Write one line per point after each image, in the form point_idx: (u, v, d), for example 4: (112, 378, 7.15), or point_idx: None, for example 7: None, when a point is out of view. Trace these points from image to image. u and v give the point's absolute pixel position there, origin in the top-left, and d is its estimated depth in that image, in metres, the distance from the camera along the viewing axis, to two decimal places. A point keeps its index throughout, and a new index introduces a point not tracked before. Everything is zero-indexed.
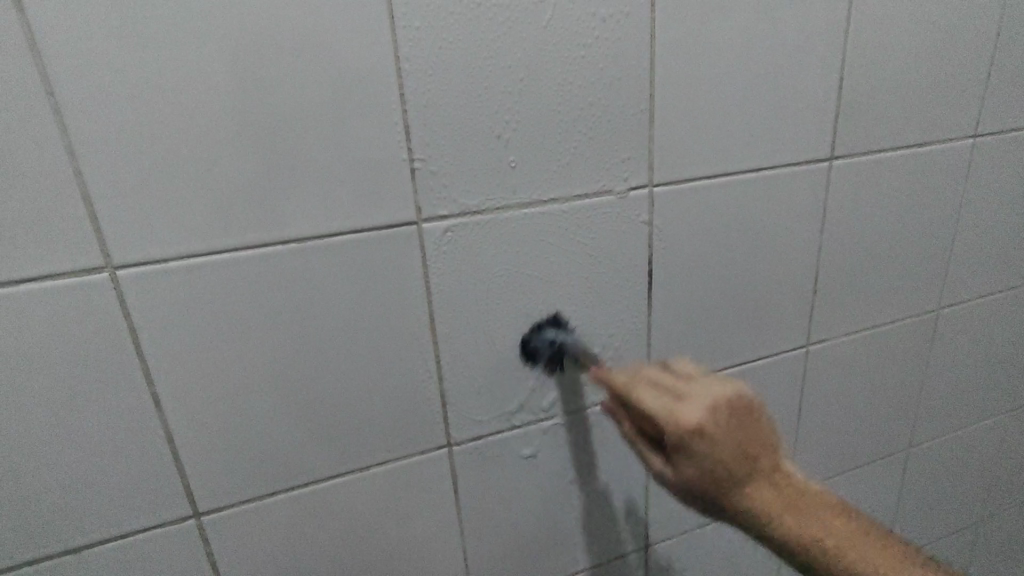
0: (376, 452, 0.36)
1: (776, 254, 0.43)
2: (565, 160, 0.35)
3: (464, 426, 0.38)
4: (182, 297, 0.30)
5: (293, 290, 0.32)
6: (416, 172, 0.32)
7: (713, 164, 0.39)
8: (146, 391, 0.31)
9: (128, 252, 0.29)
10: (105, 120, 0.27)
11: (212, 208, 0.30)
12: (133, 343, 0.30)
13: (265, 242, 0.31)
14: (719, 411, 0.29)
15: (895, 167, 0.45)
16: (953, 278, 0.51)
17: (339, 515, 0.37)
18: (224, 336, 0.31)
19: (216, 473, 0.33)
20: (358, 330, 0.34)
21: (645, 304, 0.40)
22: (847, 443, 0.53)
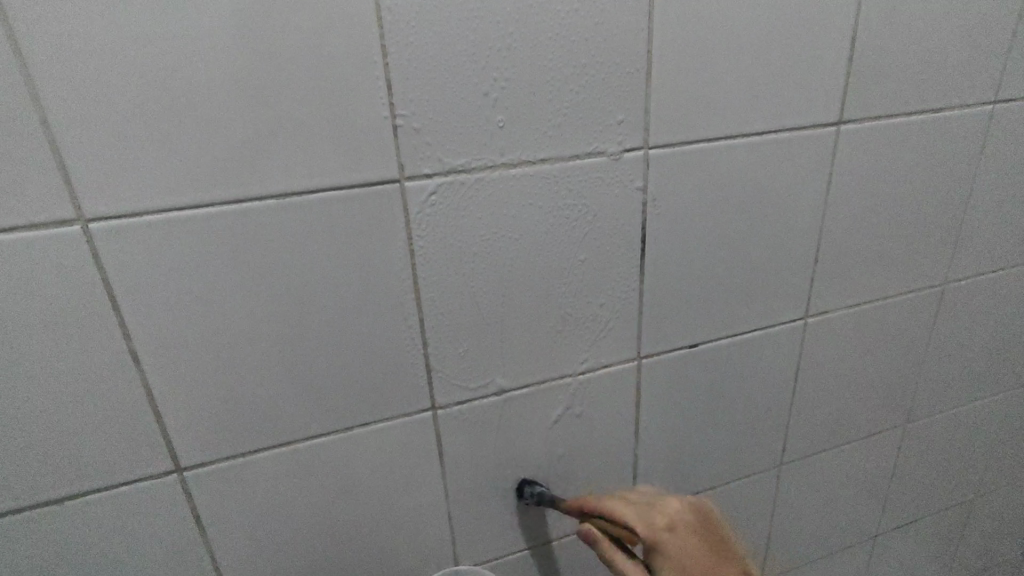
0: (359, 413, 0.36)
1: (777, 223, 0.42)
2: (557, 120, 0.34)
3: (450, 390, 0.38)
4: (158, 253, 0.30)
5: (273, 249, 0.31)
6: (399, 129, 0.31)
7: (713, 128, 0.37)
8: (127, 350, 0.31)
9: (102, 205, 0.28)
10: (72, 66, 0.26)
11: (187, 161, 0.29)
12: (109, 298, 0.30)
13: (241, 197, 0.30)
14: (683, 511, 0.36)
15: (908, 134, 0.43)
16: (963, 251, 0.49)
17: (324, 476, 0.37)
18: (204, 295, 0.31)
19: (199, 432, 0.33)
20: (340, 291, 0.33)
21: (638, 272, 0.39)
22: (844, 417, 0.52)
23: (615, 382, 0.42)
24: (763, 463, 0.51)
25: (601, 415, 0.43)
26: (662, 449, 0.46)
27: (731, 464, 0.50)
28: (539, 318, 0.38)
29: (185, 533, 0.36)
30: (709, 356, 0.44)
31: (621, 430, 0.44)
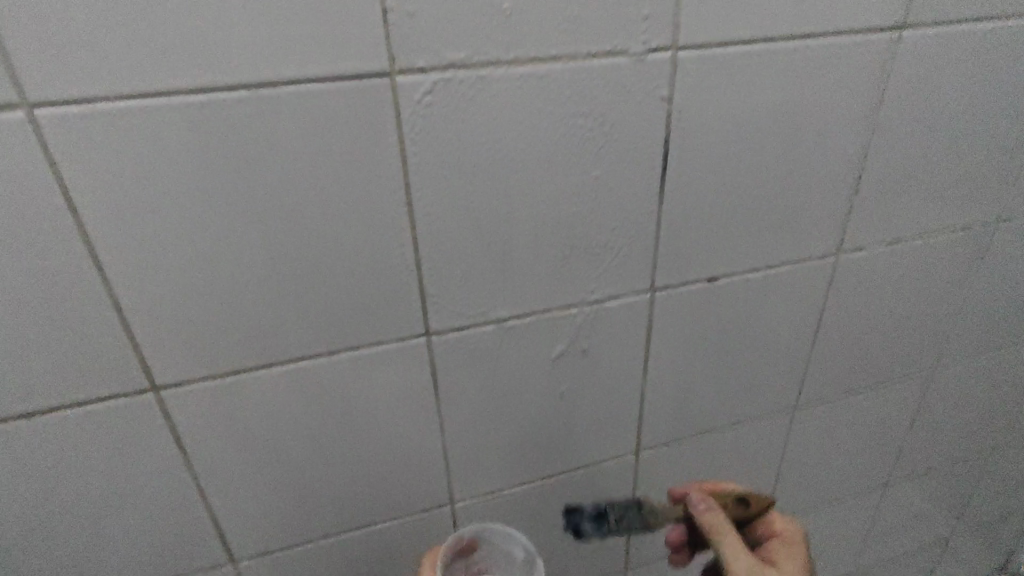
0: (343, 324, 0.37)
1: (811, 140, 0.40)
2: (581, 4, 0.32)
3: (453, 306, 0.38)
4: (109, 143, 0.29)
5: (245, 146, 0.31)
6: (394, 17, 0.30)
7: (747, 29, 0.35)
8: (143, 243, 0.32)
9: (38, 88, 0.27)
10: None
11: (135, 40, 0.27)
12: (58, 183, 0.29)
13: (202, 85, 0.29)
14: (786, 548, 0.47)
15: (948, 48, 0.40)
16: (988, 183, 0.47)
17: (324, 379, 0.38)
18: (213, 196, 0.31)
19: (213, 329, 0.35)
20: (347, 201, 0.33)
21: (657, 186, 0.38)
22: (846, 353, 0.52)
23: (606, 310, 0.42)
24: (756, 398, 0.51)
25: (592, 345, 0.43)
26: (653, 382, 0.47)
27: (729, 396, 0.50)
28: (536, 236, 0.37)
29: (201, 427, 0.38)
30: (719, 290, 0.44)
31: (611, 361, 0.44)
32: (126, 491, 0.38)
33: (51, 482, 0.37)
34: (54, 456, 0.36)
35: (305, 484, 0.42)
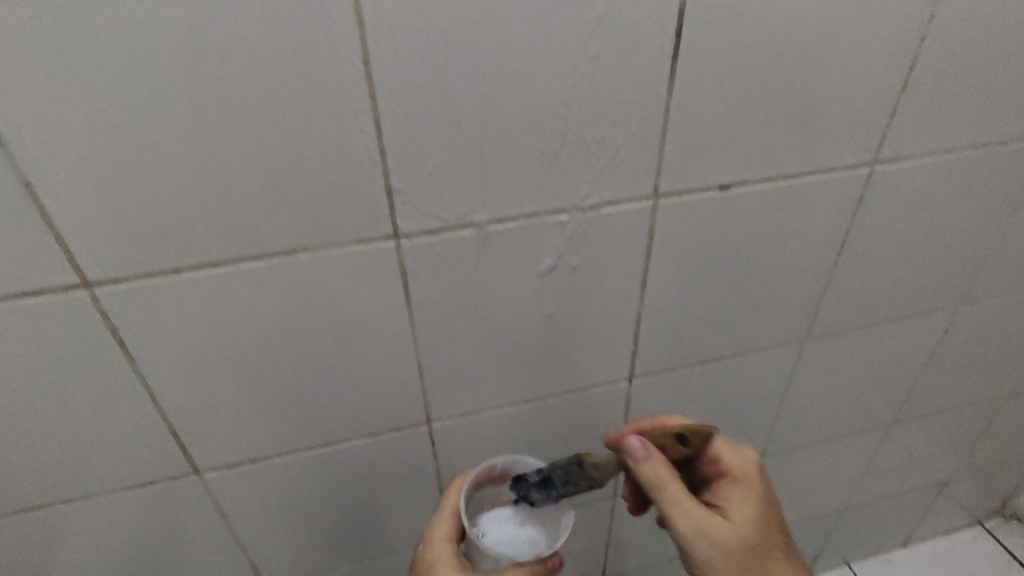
0: (455, 376, 0.62)
1: (735, 243, 0.61)
2: (605, 105, 0.48)
3: (561, 181, 0.51)
4: (164, 277, 0.48)
5: (291, 271, 0.50)
6: (313, 169, 0.46)
7: (580, 177, 0.52)
8: (358, 125, 0.44)
9: (70, 233, 0.44)
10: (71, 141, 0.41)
11: (155, 199, 0.44)
12: (66, 295, 0.47)
13: (183, 216, 0.45)
14: (740, 518, 0.59)
15: (832, 189, 0.60)
16: (860, 269, 0.69)
17: (464, 246, 0.52)
18: (421, 76, 0.43)
19: (392, 217, 0.49)
20: (508, 89, 0.45)
21: (635, 276, 0.59)
22: (755, 376, 0.75)
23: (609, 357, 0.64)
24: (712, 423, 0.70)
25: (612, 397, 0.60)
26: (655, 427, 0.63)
27: (741, 282, 0.64)
28: (569, 322, 0.61)
29: (363, 291, 0.53)
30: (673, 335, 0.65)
31: None
32: (308, 324, 0.54)
33: (270, 348, 0.54)
34: (266, 294, 0.51)
35: (427, 323, 0.57)
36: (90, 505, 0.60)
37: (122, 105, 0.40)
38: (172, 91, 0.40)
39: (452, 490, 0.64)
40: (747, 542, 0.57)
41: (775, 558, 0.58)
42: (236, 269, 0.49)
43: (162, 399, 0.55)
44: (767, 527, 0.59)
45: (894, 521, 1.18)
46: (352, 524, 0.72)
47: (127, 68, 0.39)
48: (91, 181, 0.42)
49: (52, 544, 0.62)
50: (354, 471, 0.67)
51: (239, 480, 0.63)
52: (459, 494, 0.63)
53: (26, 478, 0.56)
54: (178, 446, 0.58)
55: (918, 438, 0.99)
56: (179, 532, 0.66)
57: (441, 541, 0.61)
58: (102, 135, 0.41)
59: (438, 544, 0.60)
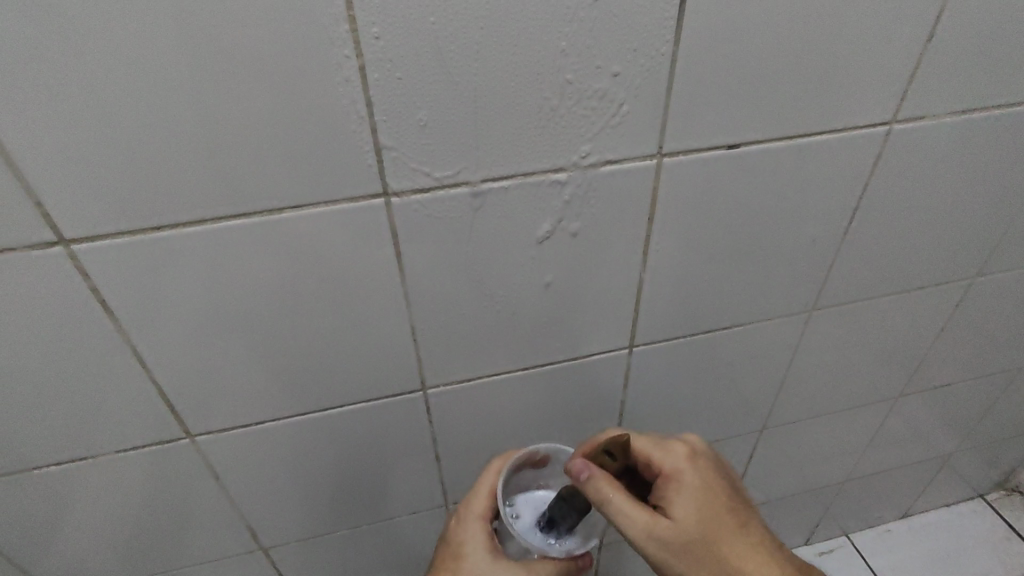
0: (451, 347, 0.60)
1: (743, 210, 0.58)
2: (604, 61, 0.45)
3: (557, 143, 0.48)
4: (147, 244, 0.46)
5: (277, 238, 0.48)
6: (296, 129, 0.43)
7: (579, 140, 0.49)
8: (342, 75, 0.42)
9: (46, 203, 0.43)
10: (36, 105, 0.39)
11: (133, 165, 0.42)
12: (50, 267, 0.46)
13: (163, 181, 0.43)
14: (691, 520, 0.56)
15: (846, 154, 0.57)
16: (871, 238, 0.66)
17: (458, 208, 0.50)
18: (409, 21, 0.40)
19: (381, 175, 0.47)
20: (503, 37, 0.42)
21: (635, 243, 0.57)
22: (760, 346, 0.73)
23: (605, 320, 0.63)
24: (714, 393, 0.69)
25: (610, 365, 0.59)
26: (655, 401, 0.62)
27: (748, 249, 0.62)
28: (568, 293, 0.59)
29: (353, 254, 0.51)
30: (672, 302, 0.64)
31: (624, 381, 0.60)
32: (297, 287, 0.52)
33: (258, 312, 0.53)
34: (253, 256, 0.49)
35: (420, 288, 0.55)
36: (84, 466, 0.60)
37: (88, 67, 0.38)
38: (142, 36, 0.38)
39: (492, 471, 0.63)
40: (693, 536, 0.56)
41: (732, 543, 0.56)
42: (218, 235, 0.47)
43: (150, 363, 0.54)
44: (719, 514, 0.57)
45: (895, 492, 1.18)
46: (349, 490, 0.72)
47: (90, 26, 0.37)
48: (62, 134, 0.40)
49: (49, 505, 0.62)
50: (349, 437, 0.66)
51: (233, 445, 0.62)
52: (498, 477, 0.62)
53: (17, 440, 0.56)
54: (170, 410, 0.58)
55: (924, 411, 0.98)
56: (175, 495, 0.66)
57: (475, 519, 0.60)
58: (70, 99, 0.39)
59: (472, 522, 0.60)
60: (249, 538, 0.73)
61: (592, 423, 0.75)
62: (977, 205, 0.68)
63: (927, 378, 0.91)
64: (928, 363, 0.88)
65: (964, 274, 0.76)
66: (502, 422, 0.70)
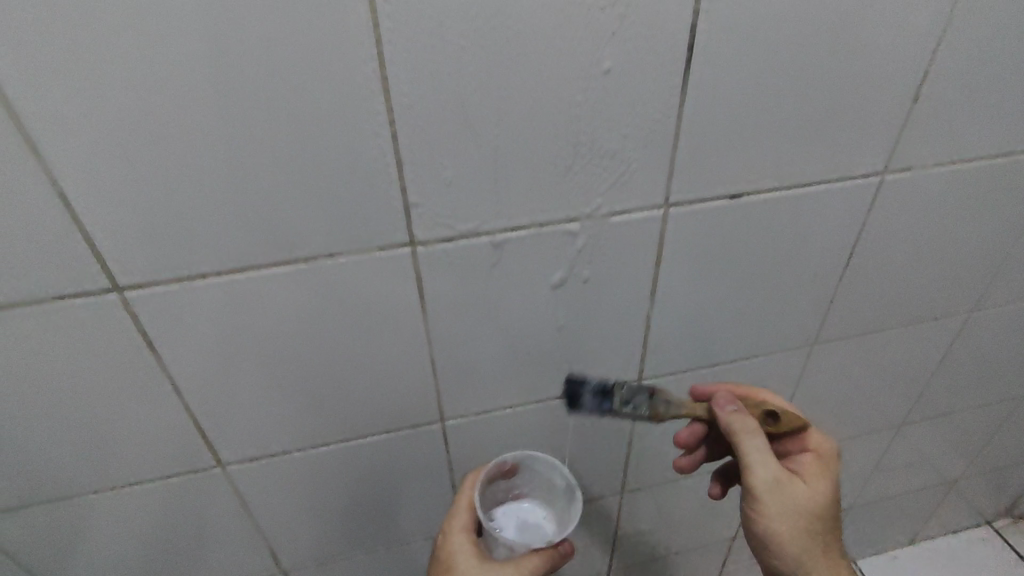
0: (468, 380, 0.64)
1: (745, 253, 0.61)
2: (613, 123, 0.49)
3: (569, 195, 0.52)
4: (191, 290, 0.50)
5: (310, 283, 0.52)
6: (331, 186, 0.47)
7: (590, 193, 0.52)
8: (376, 138, 0.46)
9: (104, 254, 0.47)
10: (100, 168, 0.43)
11: (182, 220, 0.46)
12: (102, 311, 0.50)
13: (208, 234, 0.47)
14: (819, 493, 0.60)
15: (841, 201, 0.61)
16: (868, 276, 0.69)
17: (478, 253, 0.54)
18: (438, 91, 0.45)
19: (408, 225, 0.51)
20: (521, 104, 0.46)
21: (643, 284, 0.61)
22: (764, 378, 0.76)
23: (615, 356, 0.66)
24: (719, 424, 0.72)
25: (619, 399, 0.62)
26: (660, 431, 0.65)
27: (751, 288, 0.65)
28: (579, 330, 0.63)
29: (380, 296, 0.55)
30: (678, 339, 0.67)
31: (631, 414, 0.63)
32: (327, 327, 0.56)
33: (290, 350, 0.56)
34: (287, 298, 0.53)
35: (441, 327, 0.58)
36: (121, 494, 0.64)
37: (149, 135, 0.42)
38: (200, 106, 0.42)
39: (467, 484, 0.65)
40: (821, 506, 0.59)
41: (833, 529, 0.61)
42: (256, 280, 0.51)
43: (187, 396, 0.57)
44: (830, 503, 0.61)
45: (900, 518, 1.19)
46: (366, 515, 0.75)
47: (152, 101, 0.41)
48: (122, 190, 0.44)
49: (83, 528, 0.65)
50: (369, 465, 0.69)
51: (260, 472, 0.66)
52: (474, 488, 0.64)
53: (60, 467, 0.59)
54: (202, 440, 0.61)
55: (927, 439, 1.00)
56: (202, 519, 0.69)
57: (458, 531, 0.62)
58: (131, 162, 0.43)
59: (456, 534, 0.62)
60: (269, 561, 0.76)
61: (601, 452, 0.77)
62: (969, 245, 0.71)
63: (929, 407, 0.93)
64: (929, 393, 0.90)
65: (960, 308, 0.79)
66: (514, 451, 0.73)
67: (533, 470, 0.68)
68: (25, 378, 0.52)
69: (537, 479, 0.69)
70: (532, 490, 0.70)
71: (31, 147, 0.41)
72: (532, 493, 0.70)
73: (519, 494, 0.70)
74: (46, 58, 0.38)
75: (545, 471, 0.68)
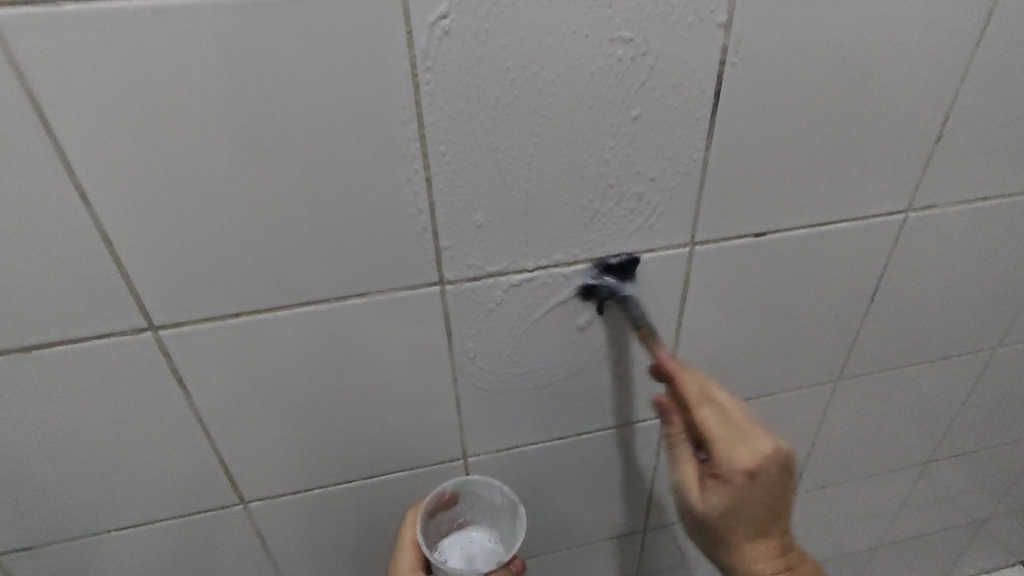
0: (491, 417, 0.63)
1: (769, 289, 0.62)
2: (641, 164, 0.50)
3: (596, 234, 0.53)
4: (221, 327, 0.51)
5: (339, 321, 0.53)
6: (363, 227, 0.48)
7: (616, 231, 0.53)
8: (410, 182, 0.47)
9: (139, 291, 0.48)
10: (140, 207, 0.44)
11: (217, 259, 0.47)
12: (134, 347, 0.50)
13: (242, 273, 0.48)
14: (701, 496, 0.57)
15: (864, 239, 0.61)
16: (892, 313, 0.69)
17: (505, 292, 0.54)
18: (472, 137, 0.46)
19: (438, 266, 0.51)
20: (551, 147, 0.48)
21: (668, 321, 0.61)
22: (787, 414, 0.75)
23: (639, 391, 0.66)
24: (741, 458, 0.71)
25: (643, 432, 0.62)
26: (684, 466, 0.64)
27: (775, 324, 0.65)
28: (604, 366, 0.62)
29: (408, 334, 0.55)
30: (703, 374, 0.67)
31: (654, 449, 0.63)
32: (354, 364, 0.56)
33: (316, 387, 0.56)
34: (318, 337, 0.53)
35: (467, 364, 0.59)
36: (140, 530, 0.63)
37: (190, 177, 0.43)
38: (243, 155, 0.43)
39: (407, 523, 0.65)
40: (704, 515, 0.57)
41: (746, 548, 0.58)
42: (286, 319, 0.51)
43: (214, 434, 0.57)
44: (772, 513, 0.56)
45: (926, 559, 1.16)
46: (385, 555, 0.74)
47: (194, 145, 0.42)
48: (163, 234, 0.45)
49: (102, 566, 0.65)
50: (391, 503, 0.68)
51: (281, 510, 0.65)
52: (414, 526, 0.64)
53: (85, 503, 0.59)
54: (226, 477, 0.61)
55: (955, 476, 0.98)
56: (221, 558, 0.68)
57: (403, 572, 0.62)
58: (170, 203, 0.44)
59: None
60: None
61: (624, 490, 0.76)
62: (992, 282, 0.71)
63: (956, 444, 0.91)
64: (955, 431, 0.89)
65: (985, 346, 0.78)
66: (536, 488, 0.72)
67: (476, 496, 0.67)
68: (59, 415, 0.53)
69: (481, 505, 0.68)
70: (478, 516, 0.69)
71: (79, 193, 0.43)
72: (477, 518, 0.69)
73: (464, 521, 0.69)
74: (100, 111, 0.40)
75: (486, 495, 0.67)
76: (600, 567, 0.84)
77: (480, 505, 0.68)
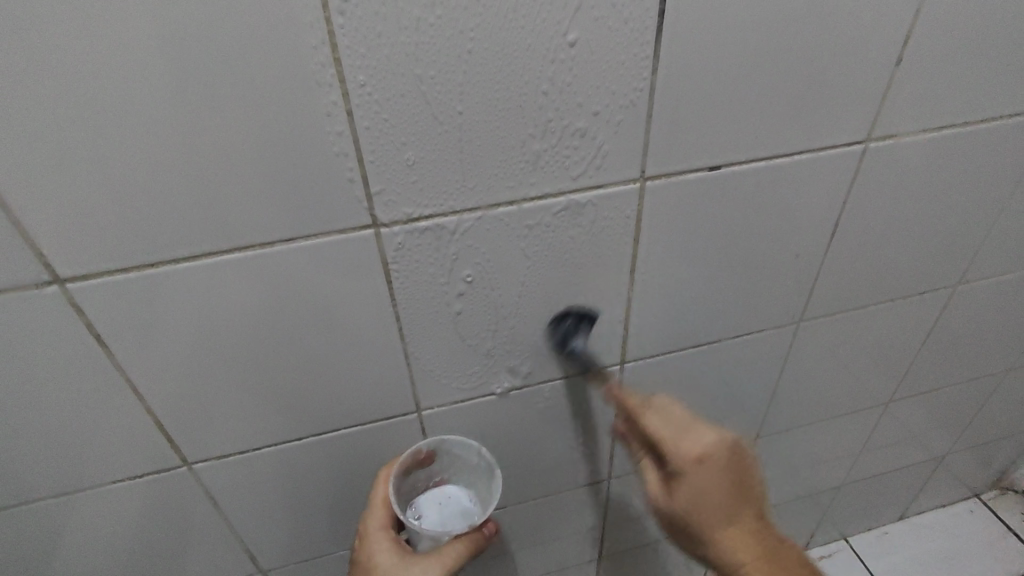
0: (443, 368, 0.61)
1: (726, 228, 0.59)
2: (584, 93, 0.47)
3: (539, 171, 0.50)
4: (138, 281, 0.47)
5: (267, 271, 0.49)
6: (286, 166, 0.44)
7: (560, 167, 0.50)
8: (329, 115, 0.43)
9: (39, 245, 0.44)
10: (26, 149, 0.40)
11: (123, 204, 0.43)
12: (43, 305, 0.47)
13: (154, 222, 0.44)
14: (676, 497, 0.56)
15: (824, 172, 0.59)
16: (853, 250, 0.67)
17: (446, 236, 0.51)
18: (394, 64, 0.42)
19: (370, 209, 0.48)
20: (483, 74, 0.44)
21: (621, 263, 0.58)
22: (749, 356, 0.74)
23: (597, 338, 0.64)
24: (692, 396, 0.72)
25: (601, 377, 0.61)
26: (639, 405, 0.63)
27: (733, 264, 0.63)
28: (559, 312, 0.60)
29: (346, 282, 0.52)
30: (662, 319, 0.65)
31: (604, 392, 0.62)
32: (290, 315, 0.53)
33: (252, 342, 0.53)
34: (246, 289, 0.50)
35: (412, 315, 0.56)
36: (82, 496, 0.60)
37: (79, 113, 0.39)
38: (135, 87, 0.39)
39: (381, 480, 0.63)
40: (677, 510, 0.56)
41: (725, 538, 0.56)
42: (209, 269, 0.48)
43: (146, 394, 0.54)
44: (742, 496, 0.56)
45: (890, 496, 1.19)
46: (347, 511, 0.72)
47: (79, 74, 0.38)
48: (58, 180, 0.41)
49: (45, 535, 0.62)
50: (346, 459, 0.66)
51: (230, 470, 0.63)
52: (387, 483, 0.62)
53: (17, 471, 0.56)
54: (168, 438, 0.58)
55: (915, 415, 0.99)
56: (172, 521, 0.66)
57: (375, 531, 0.61)
58: (60, 142, 0.40)
59: (374, 534, 0.61)
60: (247, 561, 0.73)
61: (587, 439, 0.75)
62: (953, 217, 0.69)
63: (916, 382, 0.92)
64: (915, 369, 0.89)
65: (946, 282, 0.77)
66: (497, 440, 0.71)
67: (452, 455, 0.67)
68: None
69: (458, 465, 0.68)
70: (455, 475, 0.68)
71: None
72: (454, 476, 0.68)
73: (440, 479, 0.68)
74: None
75: (464, 454, 0.66)
76: (568, 515, 0.84)
77: (456, 464, 0.67)
